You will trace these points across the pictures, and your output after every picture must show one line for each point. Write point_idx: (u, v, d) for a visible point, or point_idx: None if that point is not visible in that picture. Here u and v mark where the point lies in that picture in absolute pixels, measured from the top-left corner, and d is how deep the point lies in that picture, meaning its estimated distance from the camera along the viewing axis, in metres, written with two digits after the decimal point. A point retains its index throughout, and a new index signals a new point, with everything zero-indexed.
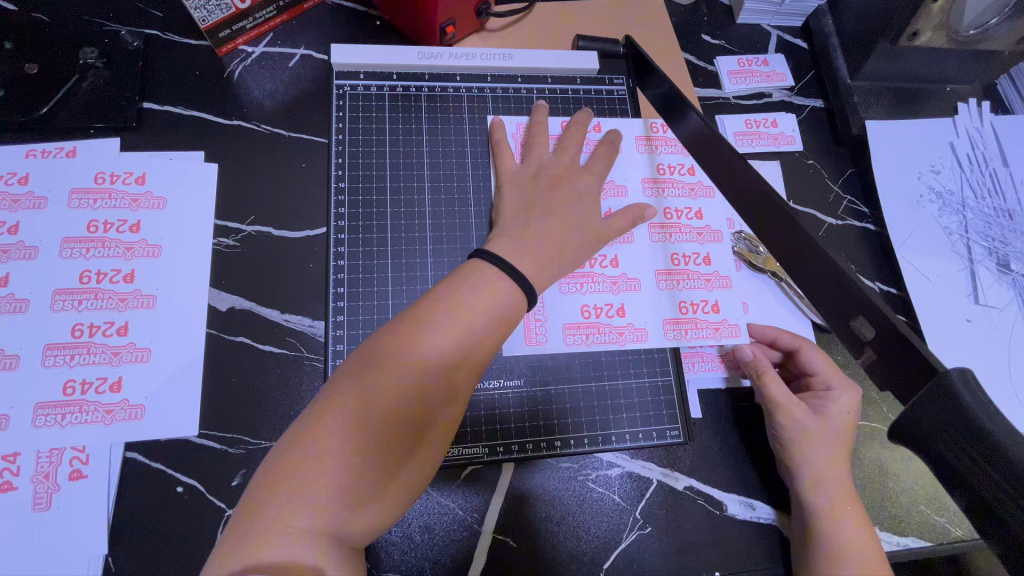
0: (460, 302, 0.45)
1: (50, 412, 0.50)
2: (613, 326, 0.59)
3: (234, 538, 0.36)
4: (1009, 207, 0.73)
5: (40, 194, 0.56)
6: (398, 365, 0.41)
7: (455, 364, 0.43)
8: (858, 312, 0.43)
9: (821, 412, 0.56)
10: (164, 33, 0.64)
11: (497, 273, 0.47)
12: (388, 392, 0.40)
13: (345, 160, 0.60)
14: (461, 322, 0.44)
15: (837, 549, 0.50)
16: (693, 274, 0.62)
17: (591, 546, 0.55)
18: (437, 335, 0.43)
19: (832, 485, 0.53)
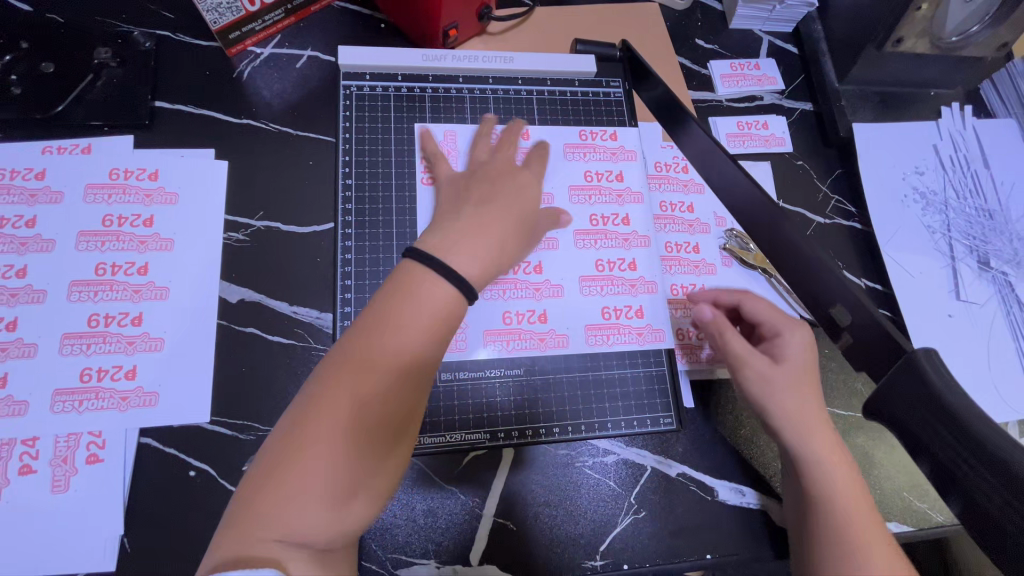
0: (427, 293, 0.40)
1: (67, 399, 0.52)
2: (534, 332, 0.60)
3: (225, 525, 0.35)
4: (989, 207, 0.76)
5: (56, 188, 0.58)
6: (371, 363, 0.38)
7: (428, 358, 0.40)
8: (834, 302, 0.48)
9: (781, 360, 0.51)
10: (175, 34, 0.66)
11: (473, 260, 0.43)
12: (364, 392, 0.38)
13: (351, 158, 0.62)
14: (429, 314, 0.40)
15: (836, 511, 0.44)
16: (617, 279, 0.63)
17: (587, 529, 0.58)
18: (407, 329, 0.40)
19: (815, 439, 0.47)
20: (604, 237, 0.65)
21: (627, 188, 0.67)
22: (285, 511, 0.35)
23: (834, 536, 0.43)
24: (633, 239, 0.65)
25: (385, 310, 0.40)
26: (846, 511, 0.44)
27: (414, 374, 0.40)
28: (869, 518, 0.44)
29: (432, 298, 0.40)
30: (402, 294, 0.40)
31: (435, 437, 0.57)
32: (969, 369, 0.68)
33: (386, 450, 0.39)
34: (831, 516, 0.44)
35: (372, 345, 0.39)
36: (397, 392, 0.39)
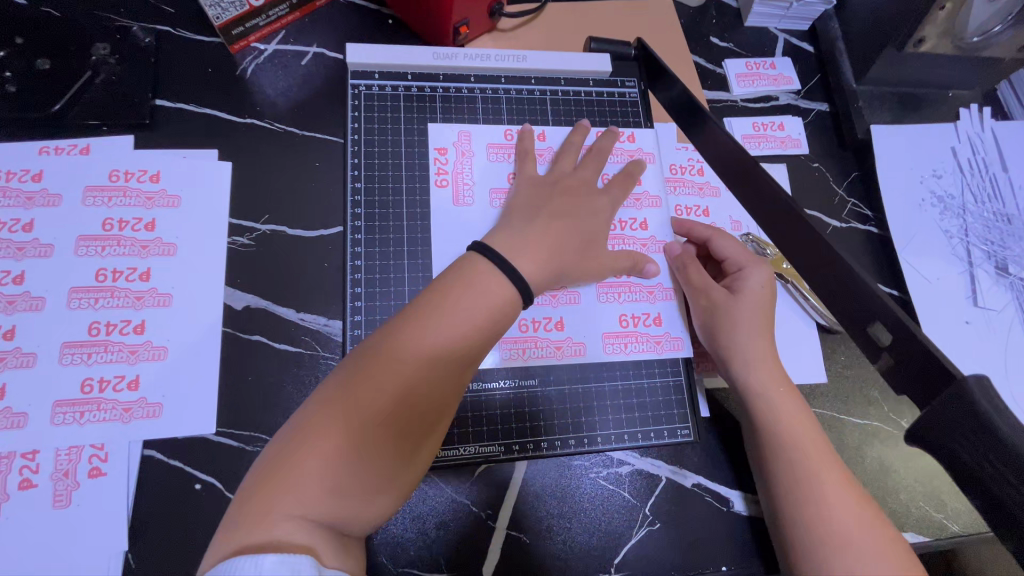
0: (459, 300, 0.45)
1: (68, 410, 0.51)
2: (551, 340, 0.59)
3: (237, 519, 0.37)
4: (1007, 212, 0.74)
5: (54, 191, 0.56)
6: (401, 360, 0.42)
7: (457, 360, 0.44)
8: (873, 320, 0.46)
9: (738, 297, 0.58)
10: (176, 30, 0.64)
11: (493, 265, 0.47)
12: (392, 386, 0.41)
13: (360, 160, 0.60)
14: (462, 319, 0.44)
15: (782, 440, 0.52)
16: (635, 286, 0.62)
17: (601, 542, 0.57)
18: (440, 330, 0.44)
19: (760, 367, 0.55)
20: (621, 242, 0.63)
21: (644, 192, 0.65)
22: (303, 492, 0.38)
23: (782, 458, 0.51)
24: (652, 244, 0.64)
25: (420, 313, 0.45)
26: (790, 435, 0.52)
27: (439, 376, 0.43)
28: (811, 436, 0.52)
29: (463, 306, 0.45)
30: (438, 300, 0.45)
31: (447, 450, 0.55)
32: (987, 377, 0.67)
33: (395, 450, 0.41)
34: (781, 449, 0.51)
35: (403, 345, 0.43)
36: (423, 391, 0.42)
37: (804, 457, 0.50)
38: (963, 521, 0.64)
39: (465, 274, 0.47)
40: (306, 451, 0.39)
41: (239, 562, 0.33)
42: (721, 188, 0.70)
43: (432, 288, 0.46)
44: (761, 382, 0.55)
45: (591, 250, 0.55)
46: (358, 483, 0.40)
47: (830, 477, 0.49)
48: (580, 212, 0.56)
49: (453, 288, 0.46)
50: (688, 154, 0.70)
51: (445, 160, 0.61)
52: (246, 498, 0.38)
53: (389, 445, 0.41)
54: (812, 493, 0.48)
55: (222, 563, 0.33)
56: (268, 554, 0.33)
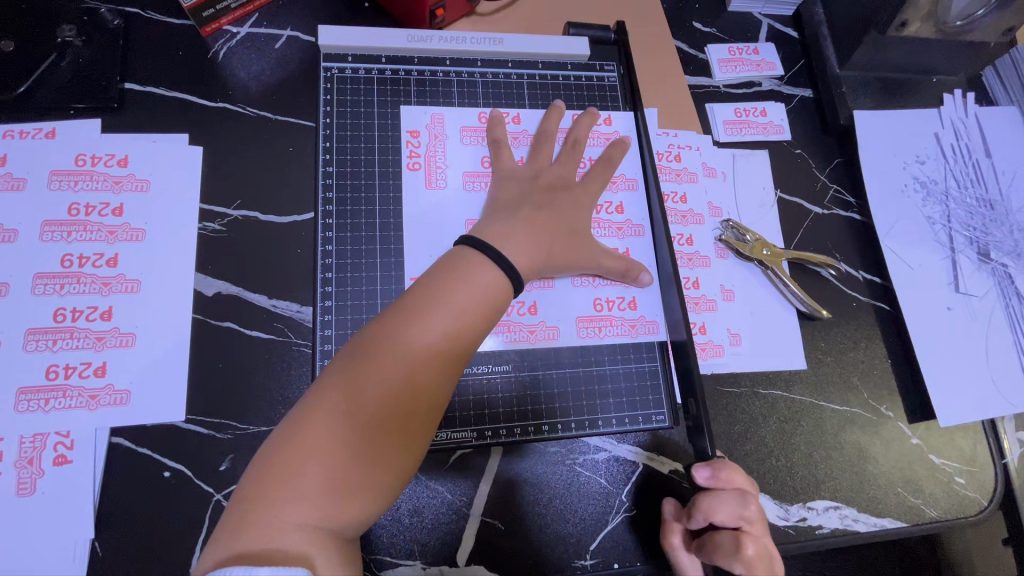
0: (448, 291, 0.46)
1: (33, 397, 0.50)
2: (524, 325, 0.58)
3: (232, 525, 0.38)
4: (990, 197, 0.74)
5: (17, 175, 0.55)
6: (392, 358, 0.43)
7: (452, 352, 0.45)
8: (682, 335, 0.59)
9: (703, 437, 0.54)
10: (146, 12, 0.63)
11: (481, 257, 0.48)
12: (386, 379, 0.42)
13: (333, 145, 0.59)
14: (453, 311, 0.45)
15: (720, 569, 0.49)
16: None
17: (578, 528, 0.56)
18: (431, 324, 0.44)
19: (739, 503, 0.50)
20: (597, 226, 0.62)
21: (621, 175, 0.64)
22: (305, 494, 0.39)
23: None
24: (629, 229, 0.63)
25: (412, 309, 0.45)
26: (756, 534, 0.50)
27: (435, 368, 0.44)
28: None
29: (455, 298, 0.45)
30: (428, 295, 0.45)
31: None
32: (966, 364, 0.67)
33: (396, 444, 0.42)
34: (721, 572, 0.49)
35: (394, 340, 0.43)
36: (418, 384, 0.43)
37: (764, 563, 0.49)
38: (942, 506, 0.64)
39: (454, 265, 0.48)
40: (304, 453, 0.40)
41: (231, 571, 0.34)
42: (699, 173, 0.70)
43: (422, 285, 0.47)
44: (737, 516, 0.49)
45: (567, 237, 0.55)
46: (362, 481, 0.40)
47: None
48: (555, 200, 0.56)
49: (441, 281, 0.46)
50: (668, 140, 0.70)
51: (417, 142, 0.60)
52: (241, 505, 0.39)
53: (385, 441, 0.42)
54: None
55: (215, 571, 0.35)
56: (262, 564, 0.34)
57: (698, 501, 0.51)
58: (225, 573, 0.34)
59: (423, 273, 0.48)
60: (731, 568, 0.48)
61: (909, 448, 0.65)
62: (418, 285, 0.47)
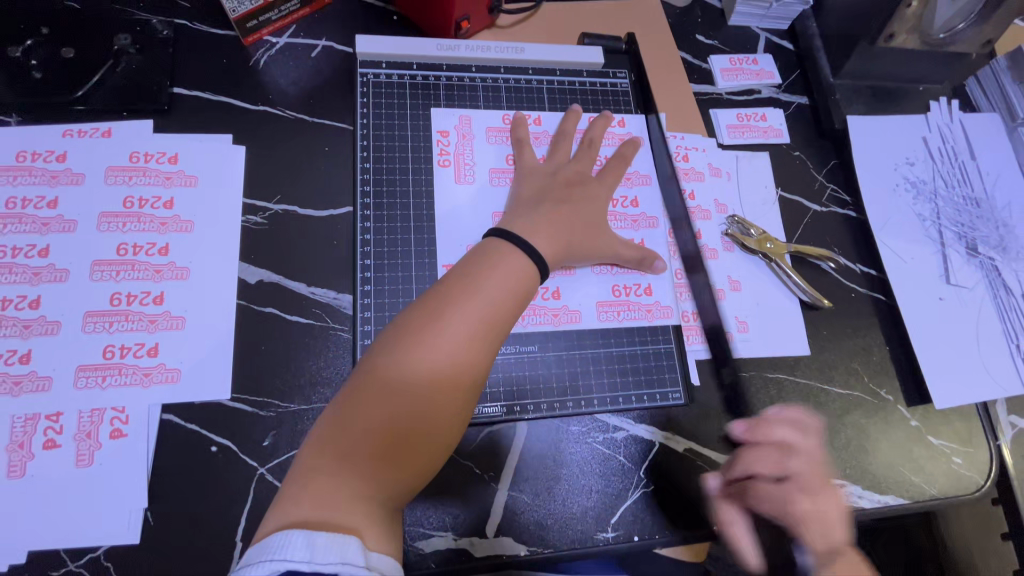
0: (482, 280, 0.50)
1: (91, 374, 0.53)
2: (548, 308, 0.62)
3: (291, 497, 0.41)
4: (975, 196, 0.79)
5: (77, 170, 0.59)
6: (433, 340, 0.47)
7: (487, 335, 0.49)
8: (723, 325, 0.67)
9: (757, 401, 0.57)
10: (193, 24, 0.68)
11: (511, 248, 0.53)
12: (429, 360, 0.46)
13: (369, 143, 0.64)
14: (487, 297, 0.49)
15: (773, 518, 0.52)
16: None
17: (599, 502, 0.59)
18: (468, 310, 0.48)
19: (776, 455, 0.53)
20: (614, 219, 0.66)
21: (635, 172, 0.69)
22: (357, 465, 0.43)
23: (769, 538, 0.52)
24: (643, 221, 0.67)
25: (449, 297, 0.49)
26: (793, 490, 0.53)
27: (472, 351, 0.48)
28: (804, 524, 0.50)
29: (486, 289, 0.50)
30: (464, 283, 0.50)
31: None
32: (958, 349, 0.71)
33: (439, 420, 0.46)
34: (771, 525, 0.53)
35: (431, 327, 0.47)
36: (455, 368, 0.47)
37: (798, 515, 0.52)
38: (942, 484, 0.67)
39: (487, 258, 0.52)
40: (355, 431, 0.43)
41: (289, 538, 0.37)
42: (706, 172, 0.74)
43: (458, 275, 0.51)
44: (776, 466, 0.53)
45: (587, 228, 0.59)
46: (408, 454, 0.44)
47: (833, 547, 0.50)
48: (577, 194, 0.61)
49: (473, 274, 0.51)
50: (677, 143, 0.75)
51: (447, 141, 0.65)
52: (295, 480, 0.42)
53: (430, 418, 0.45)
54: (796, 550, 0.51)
55: (276, 536, 0.38)
56: (318, 537, 0.38)
57: (740, 455, 0.55)
58: (289, 538, 0.37)
59: (458, 265, 0.52)
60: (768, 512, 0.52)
61: (908, 429, 0.69)
62: (453, 275, 0.51)
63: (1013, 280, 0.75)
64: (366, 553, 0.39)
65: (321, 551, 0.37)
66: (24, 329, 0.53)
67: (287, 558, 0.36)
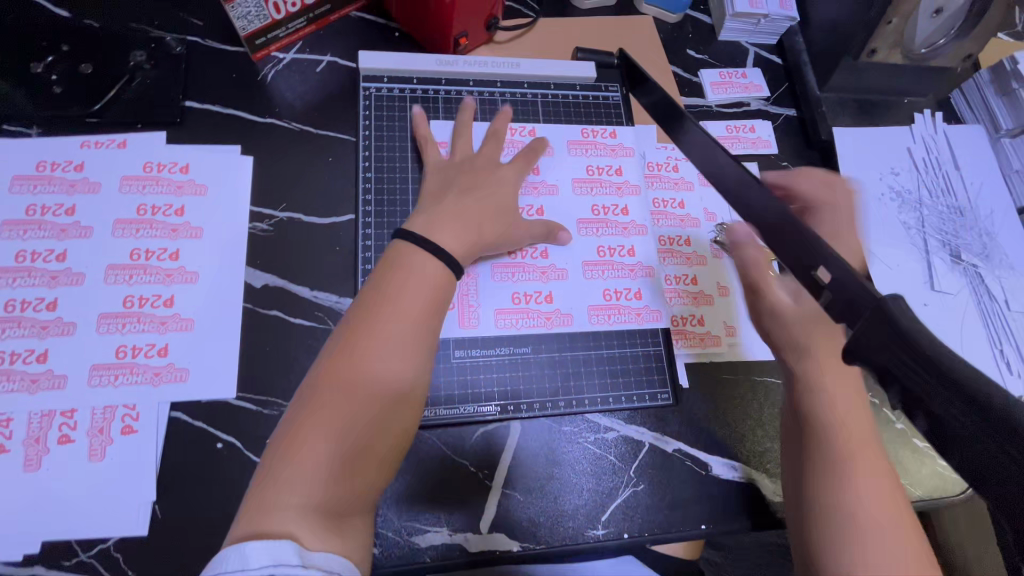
0: (397, 295, 0.51)
1: (104, 373, 0.56)
2: (541, 311, 0.65)
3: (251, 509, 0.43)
4: (959, 205, 0.81)
5: (94, 180, 0.62)
6: (356, 363, 0.48)
7: (411, 346, 0.50)
8: (818, 263, 0.46)
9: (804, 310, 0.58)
10: (205, 40, 0.71)
11: (422, 254, 0.54)
12: (356, 382, 0.48)
13: (371, 154, 0.67)
14: (405, 309, 0.51)
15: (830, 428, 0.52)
16: (617, 264, 0.68)
17: (590, 500, 0.61)
18: (387, 326, 0.50)
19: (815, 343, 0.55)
20: (605, 226, 0.70)
21: (626, 181, 0.72)
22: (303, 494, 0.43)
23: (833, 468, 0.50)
24: (632, 229, 0.71)
25: (365, 320, 0.50)
26: (844, 408, 0.54)
27: (397, 366, 0.49)
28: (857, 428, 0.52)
29: (410, 286, 0.52)
30: (378, 301, 0.51)
31: (450, 410, 0.61)
32: None
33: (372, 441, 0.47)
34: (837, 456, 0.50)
35: (351, 352, 0.49)
36: (381, 385, 0.48)
37: (854, 432, 0.52)
38: (929, 486, 0.69)
39: (397, 269, 0.53)
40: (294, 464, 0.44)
41: (227, 554, 0.39)
42: (697, 182, 0.77)
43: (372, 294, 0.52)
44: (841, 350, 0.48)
45: None
46: (349, 477, 0.46)
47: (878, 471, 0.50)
48: None
49: (403, 271, 0.53)
50: (667, 153, 0.77)
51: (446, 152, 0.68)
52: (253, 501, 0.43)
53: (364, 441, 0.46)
54: (853, 473, 0.49)
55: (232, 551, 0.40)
56: (252, 546, 0.39)
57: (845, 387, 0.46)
58: (229, 555, 0.39)
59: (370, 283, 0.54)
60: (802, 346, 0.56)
61: (895, 432, 0.71)
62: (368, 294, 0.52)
63: (996, 287, 0.77)
64: (303, 552, 0.40)
65: (253, 557, 0.39)
66: (41, 329, 0.56)
67: (225, 570, 0.38)
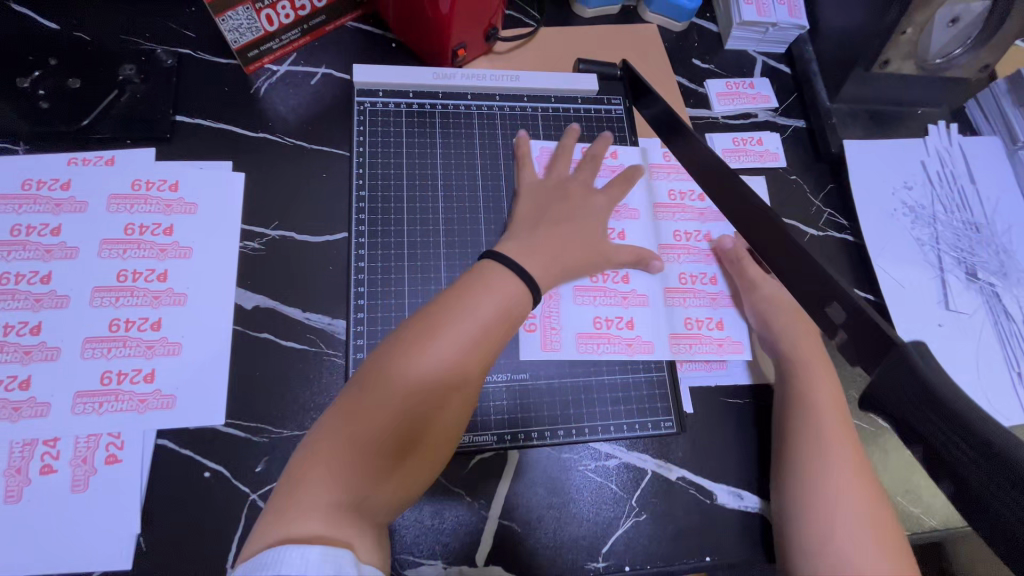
0: (470, 302, 0.50)
1: (89, 400, 0.54)
2: (623, 338, 0.64)
3: (280, 513, 0.41)
4: (975, 221, 0.79)
5: (80, 198, 0.60)
6: (420, 360, 0.47)
7: (476, 353, 0.49)
8: (833, 299, 0.49)
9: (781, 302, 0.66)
10: (197, 53, 0.69)
11: (502, 270, 0.53)
12: (420, 380, 0.46)
13: (365, 171, 0.65)
14: (475, 318, 0.49)
15: (808, 407, 0.59)
16: (699, 293, 0.69)
17: (591, 531, 0.59)
18: (457, 329, 0.49)
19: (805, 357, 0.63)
20: (688, 254, 0.70)
21: (626, 205, 0.70)
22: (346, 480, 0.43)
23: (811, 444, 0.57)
24: (713, 256, 0.71)
25: (439, 317, 0.49)
26: (825, 402, 0.60)
27: (460, 372, 0.48)
28: (834, 419, 0.58)
29: (485, 292, 0.51)
30: (454, 302, 0.50)
31: None
32: (958, 376, 0.70)
33: (422, 437, 0.46)
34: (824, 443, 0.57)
35: (420, 347, 0.47)
36: (442, 388, 0.47)
37: (833, 423, 0.58)
38: (943, 515, 0.66)
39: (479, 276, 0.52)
40: (343, 445, 0.44)
41: (285, 553, 0.36)
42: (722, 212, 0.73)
43: (447, 294, 0.51)
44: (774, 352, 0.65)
45: (578, 254, 0.60)
46: (394, 474, 0.45)
47: (849, 456, 0.56)
48: (571, 219, 0.61)
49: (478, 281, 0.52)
50: (669, 179, 0.72)
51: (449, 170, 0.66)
52: (285, 492, 0.42)
53: (416, 439, 0.46)
54: (820, 456, 0.56)
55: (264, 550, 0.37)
56: (312, 547, 0.37)
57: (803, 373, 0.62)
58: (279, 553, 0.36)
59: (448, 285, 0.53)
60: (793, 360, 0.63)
61: (908, 458, 0.68)
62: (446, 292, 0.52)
63: (1014, 306, 0.74)
64: (359, 565, 0.38)
65: (316, 563, 0.36)
66: (24, 354, 0.54)
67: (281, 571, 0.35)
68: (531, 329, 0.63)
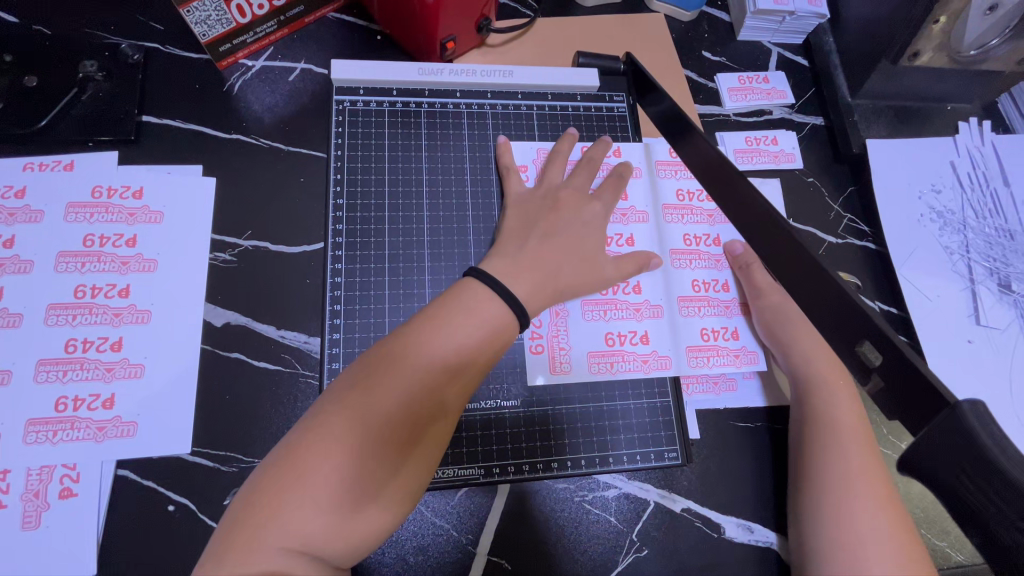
0: (454, 317, 0.46)
1: (41, 429, 0.50)
2: (637, 354, 0.59)
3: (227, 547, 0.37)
4: (1009, 227, 0.72)
5: (36, 207, 0.56)
6: (397, 381, 0.42)
7: (458, 373, 0.44)
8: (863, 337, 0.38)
9: (793, 314, 0.61)
10: (166, 47, 0.64)
11: (488, 283, 0.48)
12: (396, 401, 0.42)
13: (343, 176, 0.60)
14: (458, 333, 0.45)
15: (828, 431, 0.54)
16: (712, 300, 0.64)
17: (588, 568, 0.55)
18: (439, 345, 0.44)
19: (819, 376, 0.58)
20: (699, 258, 0.65)
21: (631, 207, 0.64)
22: (307, 514, 0.38)
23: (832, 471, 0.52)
24: (725, 260, 0.66)
25: (419, 331, 0.45)
26: (846, 422, 0.55)
27: (441, 393, 0.43)
28: (857, 446, 0.53)
29: (471, 305, 0.47)
30: (437, 315, 0.46)
31: None
32: (986, 397, 0.65)
33: (397, 467, 0.41)
34: (847, 472, 0.51)
35: (396, 365, 0.43)
36: (420, 412, 0.42)
37: (855, 445, 0.53)
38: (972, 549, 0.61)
39: (464, 289, 0.48)
40: (304, 473, 0.38)
41: None
42: None
43: (431, 305, 0.47)
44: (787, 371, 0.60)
45: (574, 268, 0.54)
46: (364, 508, 0.39)
47: (876, 481, 0.51)
48: (565, 231, 0.56)
49: (462, 295, 0.47)
50: (676, 180, 0.67)
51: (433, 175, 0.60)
52: (234, 526, 0.37)
53: (389, 469, 0.41)
54: (846, 488, 0.50)
55: None
56: None
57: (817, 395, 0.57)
58: None
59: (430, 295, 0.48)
60: (806, 380, 0.58)
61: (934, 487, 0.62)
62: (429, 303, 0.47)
63: None
64: None
65: None
66: None
67: None
68: (539, 350, 0.58)
